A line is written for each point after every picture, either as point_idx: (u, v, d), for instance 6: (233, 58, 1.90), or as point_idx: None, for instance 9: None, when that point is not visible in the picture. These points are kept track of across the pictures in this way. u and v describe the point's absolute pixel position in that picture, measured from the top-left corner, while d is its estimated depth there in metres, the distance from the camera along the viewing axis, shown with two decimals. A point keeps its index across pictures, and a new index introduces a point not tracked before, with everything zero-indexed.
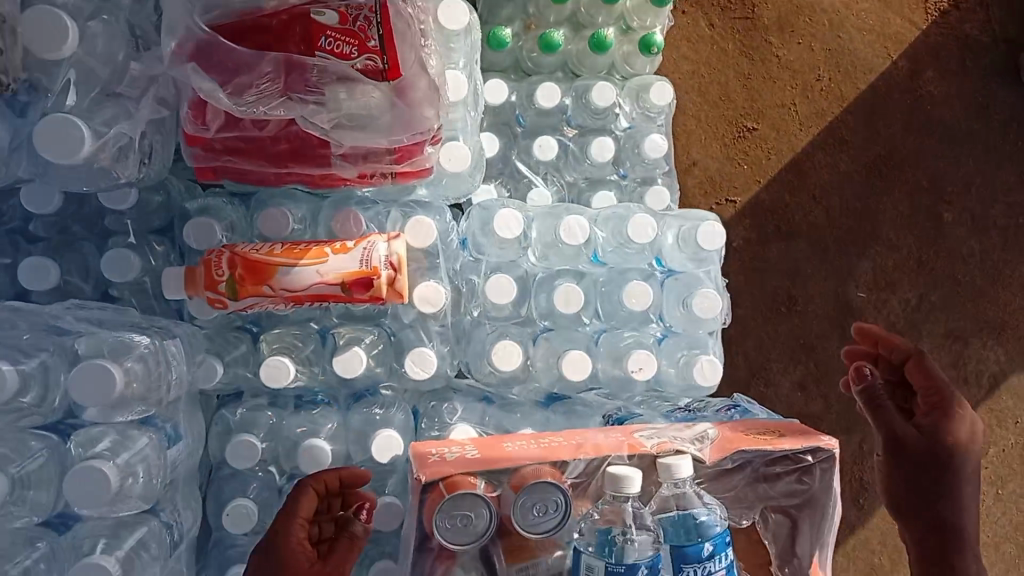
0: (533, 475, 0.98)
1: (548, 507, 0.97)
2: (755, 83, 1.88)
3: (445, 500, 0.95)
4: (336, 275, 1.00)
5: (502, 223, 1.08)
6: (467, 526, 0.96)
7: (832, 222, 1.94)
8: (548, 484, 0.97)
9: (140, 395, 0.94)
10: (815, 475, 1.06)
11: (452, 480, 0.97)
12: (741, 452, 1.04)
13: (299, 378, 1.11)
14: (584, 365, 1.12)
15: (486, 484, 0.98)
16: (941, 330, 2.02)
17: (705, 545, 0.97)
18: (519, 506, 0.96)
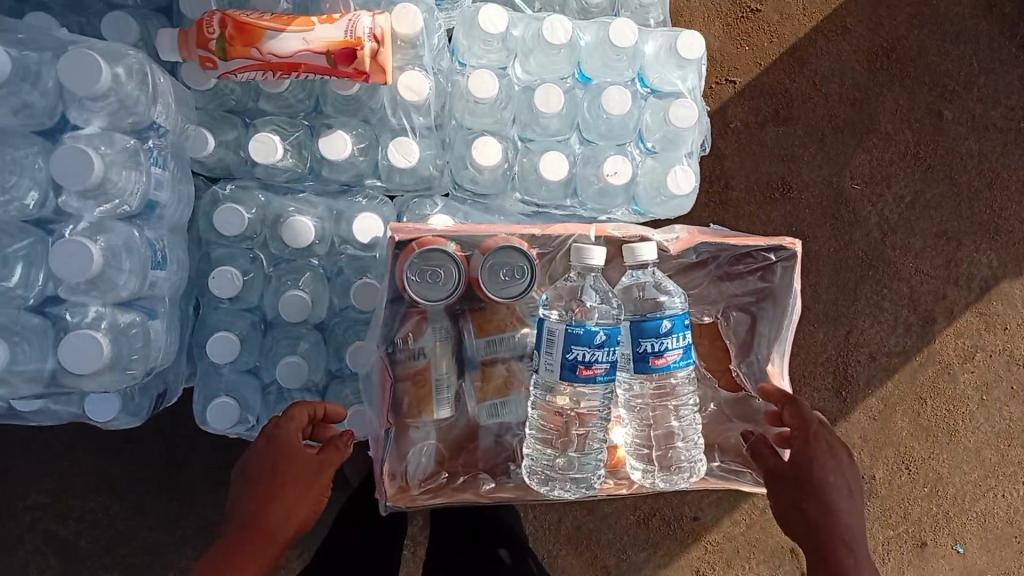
0: (501, 242, 1.02)
1: (513, 271, 1.01)
2: None
3: (417, 256, 1.00)
4: (322, 44, 1.04)
5: (486, 20, 1.12)
6: (434, 283, 1.01)
7: (831, 110, 1.96)
8: (515, 251, 1.01)
9: (125, 115, 0.86)
10: (775, 272, 1.14)
11: (423, 241, 1.02)
12: (704, 245, 1.11)
13: (288, 159, 1.15)
14: (559, 166, 1.16)
15: (455, 247, 1.03)
16: (934, 228, 2.03)
17: (662, 322, 1.00)
18: (485, 268, 1.01)
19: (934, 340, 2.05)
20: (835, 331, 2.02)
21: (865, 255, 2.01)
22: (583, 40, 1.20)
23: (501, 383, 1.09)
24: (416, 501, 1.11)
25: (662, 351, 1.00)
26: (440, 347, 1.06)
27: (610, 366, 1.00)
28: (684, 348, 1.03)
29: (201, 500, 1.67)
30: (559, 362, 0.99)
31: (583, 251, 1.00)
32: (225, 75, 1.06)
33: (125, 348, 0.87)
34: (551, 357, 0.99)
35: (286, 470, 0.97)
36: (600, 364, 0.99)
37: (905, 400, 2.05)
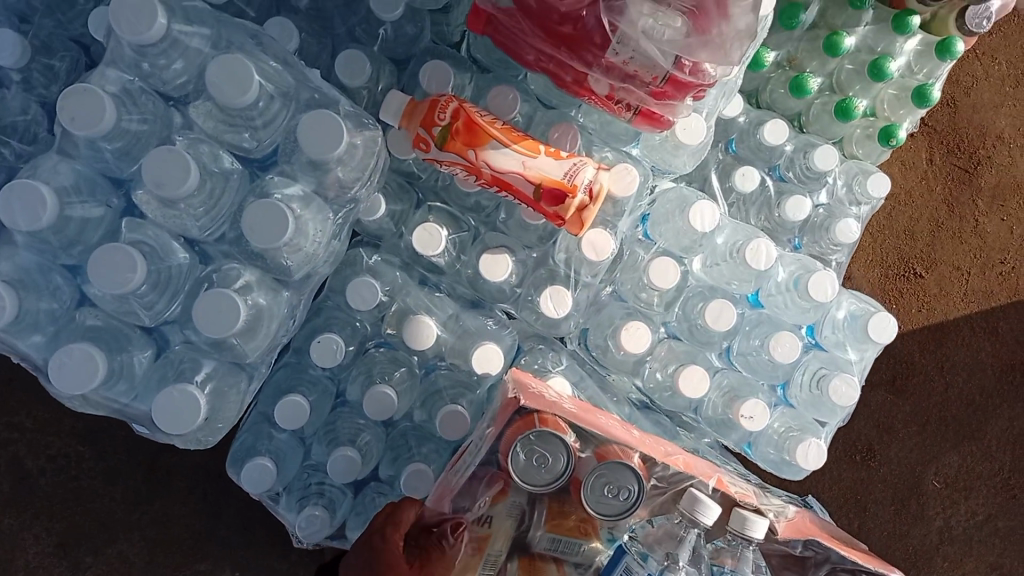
0: (619, 456, 0.92)
1: (620, 492, 0.90)
2: (942, 236, 1.83)
3: (534, 432, 0.90)
4: (538, 174, 0.97)
5: (696, 213, 1.05)
6: (539, 468, 0.90)
7: (944, 401, 1.86)
8: (629, 470, 0.91)
9: (331, 187, 0.80)
10: None
11: (544, 418, 0.92)
12: (814, 543, 0.98)
13: (442, 257, 1.09)
14: (699, 385, 1.06)
15: (574, 439, 0.93)
16: (990, 557, 1.91)
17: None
18: (594, 476, 0.90)
19: None
20: None
21: (913, 554, 1.88)
22: (777, 271, 1.11)
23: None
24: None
25: None
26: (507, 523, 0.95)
27: None
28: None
29: (172, 495, 1.57)
30: None
31: (699, 504, 0.92)
32: (430, 160, 1.00)
33: (215, 407, 0.79)
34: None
35: None
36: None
37: None
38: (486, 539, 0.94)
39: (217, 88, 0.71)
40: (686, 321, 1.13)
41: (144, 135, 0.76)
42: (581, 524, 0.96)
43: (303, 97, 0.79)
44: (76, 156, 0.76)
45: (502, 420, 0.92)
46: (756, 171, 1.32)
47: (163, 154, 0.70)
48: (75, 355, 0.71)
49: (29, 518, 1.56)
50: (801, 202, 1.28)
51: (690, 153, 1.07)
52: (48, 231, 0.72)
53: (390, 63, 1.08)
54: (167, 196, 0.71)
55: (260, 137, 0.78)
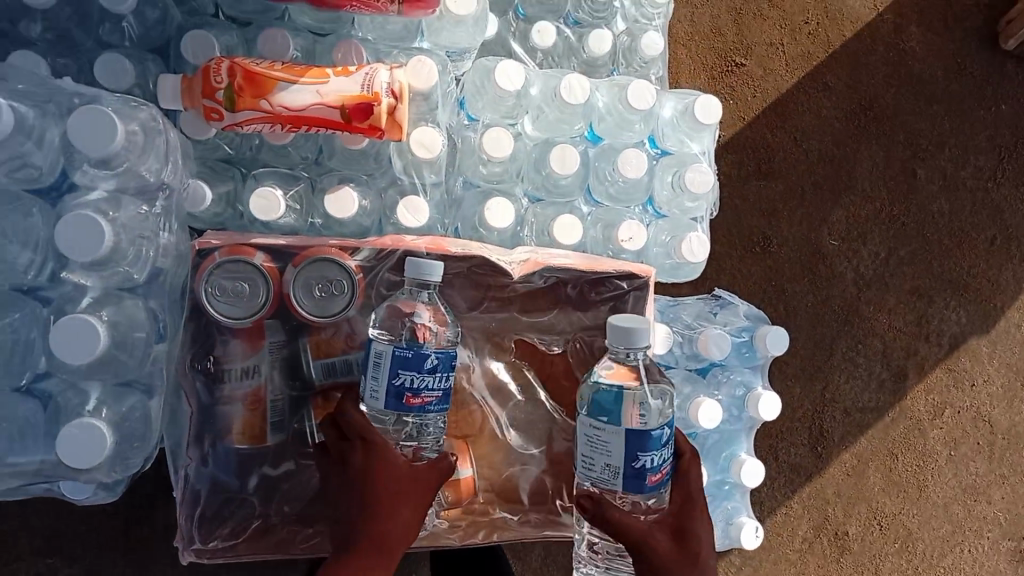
0: (314, 252, 0.90)
1: (324, 286, 0.90)
2: (747, 21, 1.90)
3: (217, 265, 0.88)
4: (337, 97, 0.98)
5: (502, 74, 1.07)
6: (240, 296, 0.88)
7: (810, 167, 1.96)
8: (328, 262, 0.90)
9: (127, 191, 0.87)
10: (627, 303, 1.03)
11: (227, 248, 0.89)
12: (548, 271, 0.99)
13: (288, 217, 1.07)
14: (573, 230, 1.10)
15: (263, 255, 0.90)
16: (906, 284, 2.05)
17: (661, 431, 0.85)
18: (296, 283, 0.89)
19: (905, 396, 2.07)
20: (811, 387, 2.01)
21: (841, 308, 2.01)
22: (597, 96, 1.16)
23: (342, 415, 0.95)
24: (213, 553, 0.95)
25: (658, 467, 0.86)
26: (276, 368, 0.93)
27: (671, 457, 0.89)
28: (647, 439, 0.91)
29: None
30: (622, 472, 0.86)
31: (630, 335, 0.85)
32: (229, 127, 0.99)
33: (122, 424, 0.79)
34: (375, 382, 0.87)
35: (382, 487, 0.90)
36: (429, 393, 0.87)
37: (878, 454, 2.06)
38: (260, 389, 0.91)
39: None
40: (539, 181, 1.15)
41: None
42: (345, 339, 0.94)
43: None
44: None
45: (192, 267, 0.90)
46: (550, 23, 1.33)
47: None
48: None
49: None
50: (601, 33, 1.31)
51: (475, 18, 1.09)
52: None
53: (153, 55, 1.05)
54: None
55: None
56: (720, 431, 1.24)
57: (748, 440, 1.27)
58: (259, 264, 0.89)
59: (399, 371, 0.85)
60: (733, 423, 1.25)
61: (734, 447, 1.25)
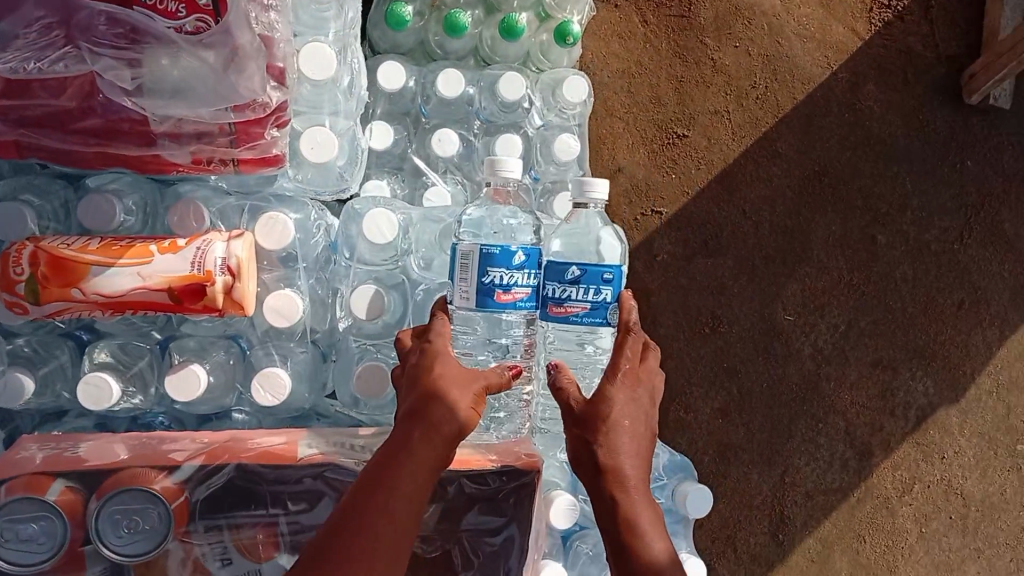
0: (126, 479, 0.77)
1: (133, 524, 0.76)
2: (688, 88, 1.76)
3: (2, 504, 0.74)
4: (162, 279, 0.84)
5: (371, 224, 0.94)
6: (27, 543, 0.74)
7: (762, 240, 1.82)
8: (141, 491, 0.77)
9: None
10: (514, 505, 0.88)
11: (14, 482, 0.75)
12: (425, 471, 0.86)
13: (129, 400, 0.94)
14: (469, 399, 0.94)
15: (61, 489, 0.76)
16: (869, 357, 1.92)
17: (571, 267, 0.89)
18: (99, 519, 0.75)
19: (871, 474, 1.94)
20: (770, 471, 1.88)
21: (800, 388, 1.88)
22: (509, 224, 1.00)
23: None
24: None
25: (564, 301, 0.90)
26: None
27: (592, 307, 0.90)
28: (478, 293, 0.86)
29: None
30: (539, 298, 0.93)
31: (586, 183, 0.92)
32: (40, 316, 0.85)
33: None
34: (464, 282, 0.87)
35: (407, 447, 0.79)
36: (520, 290, 0.88)
37: (843, 537, 1.94)
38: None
39: None
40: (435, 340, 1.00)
41: None
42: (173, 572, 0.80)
43: None
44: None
45: None
46: (451, 133, 1.20)
47: None
48: None
49: None
50: (508, 142, 1.16)
51: (338, 162, 0.95)
52: None
53: None
54: None
55: None
56: None
57: None
58: (52, 500, 0.74)
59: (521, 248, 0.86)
60: None
61: None
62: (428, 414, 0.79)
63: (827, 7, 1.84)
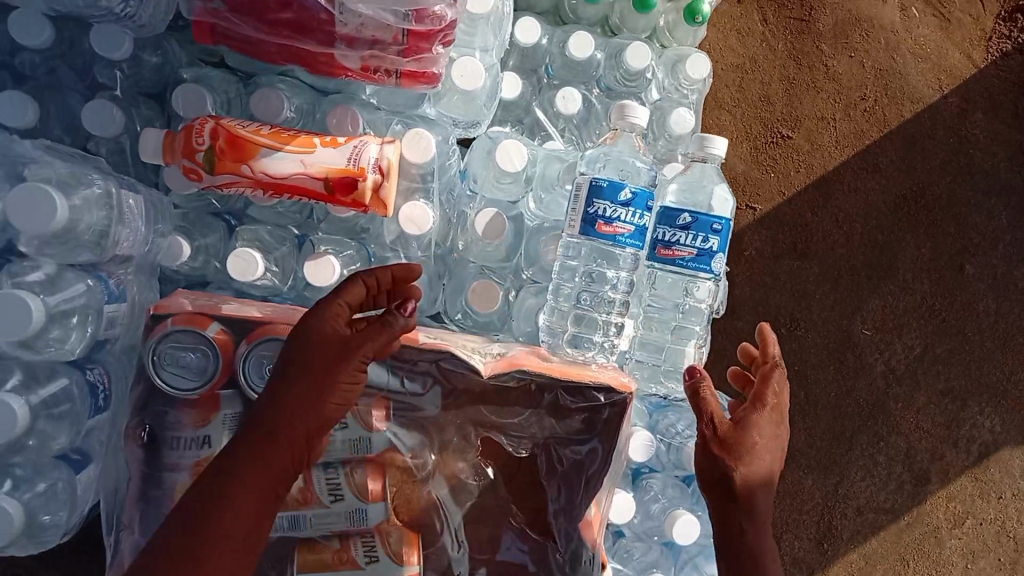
0: (271, 331, 0.88)
1: (274, 368, 0.87)
2: (798, 91, 1.82)
3: (167, 332, 0.86)
4: (322, 169, 0.93)
5: (502, 154, 1.01)
6: (185, 370, 0.86)
7: (850, 252, 1.86)
8: (282, 344, 0.87)
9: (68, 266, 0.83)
10: (604, 417, 0.95)
11: (179, 318, 0.87)
12: (521, 374, 0.93)
13: (267, 279, 1.04)
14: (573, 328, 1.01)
15: (218, 329, 0.87)
16: (940, 384, 1.93)
17: (682, 213, 0.96)
18: (248, 360, 0.87)
19: (925, 500, 1.95)
20: (825, 478, 1.91)
21: (866, 403, 1.91)
22: (634, 162, 1.01)
23: (288, 495, 0.94)
24: None
25: (672, 244, 0.97)
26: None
27: (696, 252, 0.96)
28: (582, 222, 0.95)
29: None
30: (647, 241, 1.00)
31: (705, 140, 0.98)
32: (209, 186, 0.96)
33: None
34: (573, 210, 0.97)
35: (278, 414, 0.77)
36: (683, 249, 0.96)
37: (887, 558, 1.95)
38: (204, 464, 0.87)
39: None
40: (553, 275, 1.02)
41: None
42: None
43: None
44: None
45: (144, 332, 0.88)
46: (576, 91, 1.28)
47: None
48: None
49: None
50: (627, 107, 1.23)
51: (484, 92, 1.04)
52: None
53: (148, 102, 1.04)
54: None
55: None
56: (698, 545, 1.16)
57: None
58: (210, 337, 0.86)
59: (684, 211, 0.96)
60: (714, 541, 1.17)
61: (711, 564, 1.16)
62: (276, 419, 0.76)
63: (946, 32, 1.87)
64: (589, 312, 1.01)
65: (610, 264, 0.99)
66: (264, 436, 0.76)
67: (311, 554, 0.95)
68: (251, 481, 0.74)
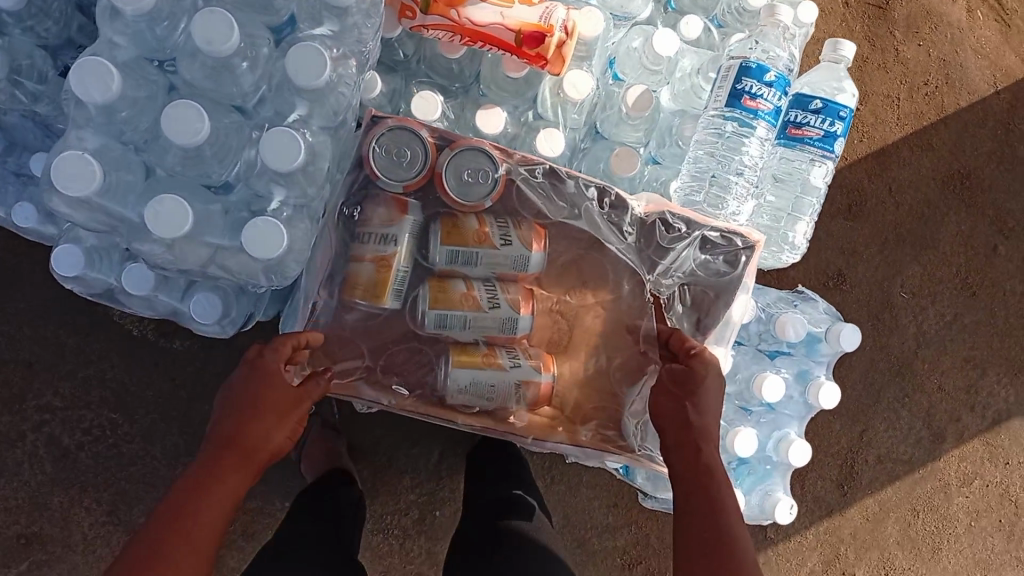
0: (471, 143, 1.02)
1: (475, 173, 1.02)
2: (869, 70, 1.99)
3: (388, 129, 1.00)
4: (516, 23, 1.09)
5: (660, 40, 1.18)
6: (399, 162, 1.00)
7: (898, 219, 2.02)
8: (481, 154, 1.02)
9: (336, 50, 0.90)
10: (736, 262, 1.11)
11: (397, 120, 1.01)
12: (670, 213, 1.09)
13: (441, 122, 1.19)
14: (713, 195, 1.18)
15: (428, 135, 1.02)
16: (964, 351, 2.09)
17: (815, 100, 1.12)
18: (452, 164, 1.01)
19: (939, 458, 2.10)
20: (852, 424, 2.05)
21: (896, 360, 2.05)
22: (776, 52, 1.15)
23: (455, 295, 1.04)
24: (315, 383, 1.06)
25: (803, 125, 1.13)
26: (409, 239, 1.03)
27: (823, 134, 1.13)
28: (729, 96, 1.11)
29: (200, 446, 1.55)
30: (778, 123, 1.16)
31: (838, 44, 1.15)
32: (416, 28, 1.11)
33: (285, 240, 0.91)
34: (722, 86, 1.13)
35: (238, 428, 0.93)
36: (812, 130, 1.13)
37: (900, 507, 2.09)
38: (392, 255, 1.01)
39: None
40: (687, 146, 1.19)
41: (176, 12, 0.85)
42: (474, 234, 1.04)
43: None
44: (119, 43, 0.86)
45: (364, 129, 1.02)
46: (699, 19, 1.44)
47: (206, 17, 0.80)
48: (166, 205, 0.81)
49: (80, 490, 1.56)
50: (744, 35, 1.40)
51: None
52: (116, 105, 0.83)
53: None
54: (216, 53, 0.81)
55: (280, 3, 0.88)
56: (773, 411, 1.30)
57: (799, 427, 1.31)
58: (424, 139, 1.01)
59: (817, 97, 1.12)
60: (786, 408, 1.31)
61: (783, 427, 1.29)
62: (248, 428, 0.93)
63: (1005, 36, 2.06)
64: (721, 178, 1.19)
65: (745, 137, 1.16)
66: (223, 444, 0.91)
67: (464, 354, 1.06)
68: (220, 491, 0.88)
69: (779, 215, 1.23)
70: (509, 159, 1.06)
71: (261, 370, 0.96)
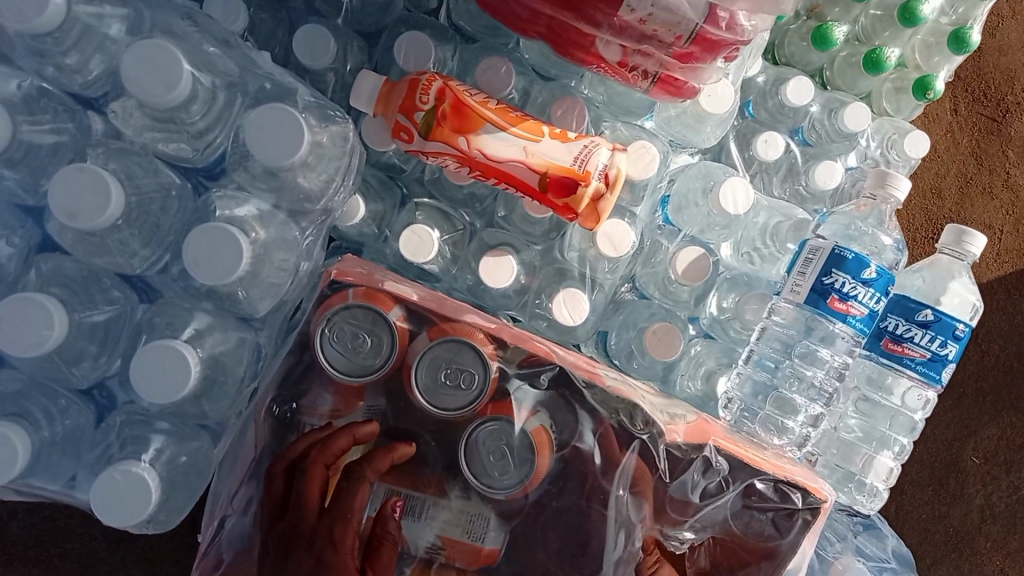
0: (457, 331, 0.76)
1: (458, 375, 0.75)
2: (971, 195, 1.65)
3: (347, 306, 0.75)
4: (542, 162, 0.82)
5: (728, 193, 0.89)
6: (353, 351, 0.74)
7: (982, 371, 1.62)
8: (468, 348, 0.75)
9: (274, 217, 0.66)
10: (791, 526, 0.82)
11: (364, 291, 0.76)
12: (713, 447, 0.82)
13: (434, 264, 0.93)
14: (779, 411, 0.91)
15: (401, 314, 0.76)
16: None
17: (925, 309, 0.84)
18: (426, 357, 0.75)
19: None
20: None
21: (954, 537, 1.60)
22: (882, 239, 0.89)
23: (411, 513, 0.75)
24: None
25: (904, 340, 0.86)
26: (360, 438, 0.75)
27: (929, 357, 0.85)
28: (811, 291, 0.83)
29: None
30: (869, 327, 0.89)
31: (964, 236, 0.88)
32: (414, 152, 0.85)
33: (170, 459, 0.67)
34: (802, 276, 0.84)
35: None
36: (915, 349, 0.85)
37: None
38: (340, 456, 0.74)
39: (139, 89, 0.58)
40: (751, 338, 0.91)
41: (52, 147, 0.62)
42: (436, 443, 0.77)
43: (251, 89, 0.66)
44: None
45: (320, 297, 0.77)
46: (781, 137, 1.13)
47: (71, 175, 0.57)
48: None
49: None
50: (832, 166, 1.10)
51: (720, 121, 0.93)
52: None
53: (359, 38, 0.94)
54: (83, 228, 0.58)
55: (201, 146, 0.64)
56: None
57: None
58: (394, 321, 0.75)
59: (927, 307, 0.84)
60: None
61: None
62: None
63: None
64: (786, 394, 0.91)
65: (824, 343, 0.88)
66: None
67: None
68: None
69: (852, 450, 0.95)
70: (504, 355, 0.79)
71: (316, 570, 0.65)
